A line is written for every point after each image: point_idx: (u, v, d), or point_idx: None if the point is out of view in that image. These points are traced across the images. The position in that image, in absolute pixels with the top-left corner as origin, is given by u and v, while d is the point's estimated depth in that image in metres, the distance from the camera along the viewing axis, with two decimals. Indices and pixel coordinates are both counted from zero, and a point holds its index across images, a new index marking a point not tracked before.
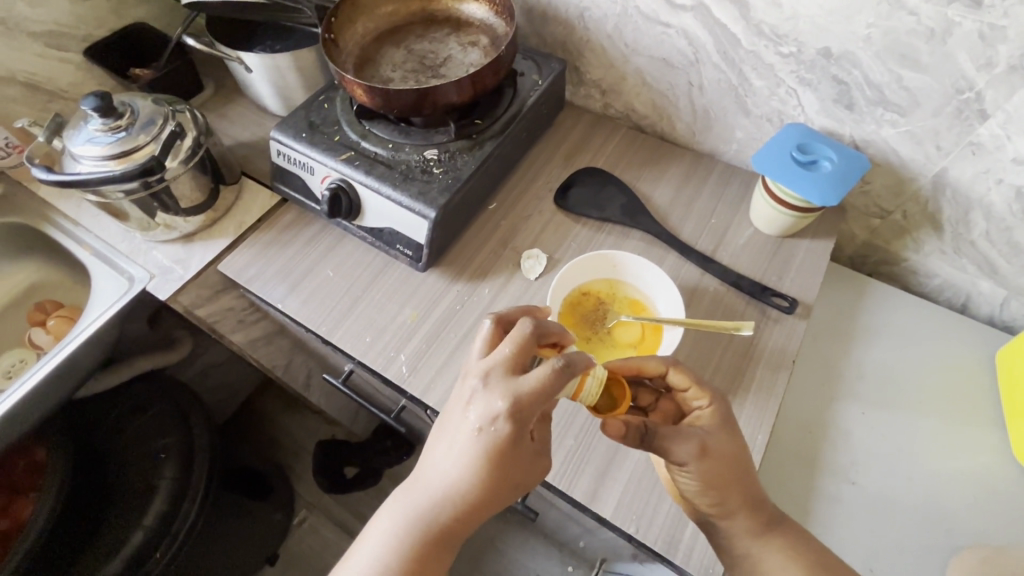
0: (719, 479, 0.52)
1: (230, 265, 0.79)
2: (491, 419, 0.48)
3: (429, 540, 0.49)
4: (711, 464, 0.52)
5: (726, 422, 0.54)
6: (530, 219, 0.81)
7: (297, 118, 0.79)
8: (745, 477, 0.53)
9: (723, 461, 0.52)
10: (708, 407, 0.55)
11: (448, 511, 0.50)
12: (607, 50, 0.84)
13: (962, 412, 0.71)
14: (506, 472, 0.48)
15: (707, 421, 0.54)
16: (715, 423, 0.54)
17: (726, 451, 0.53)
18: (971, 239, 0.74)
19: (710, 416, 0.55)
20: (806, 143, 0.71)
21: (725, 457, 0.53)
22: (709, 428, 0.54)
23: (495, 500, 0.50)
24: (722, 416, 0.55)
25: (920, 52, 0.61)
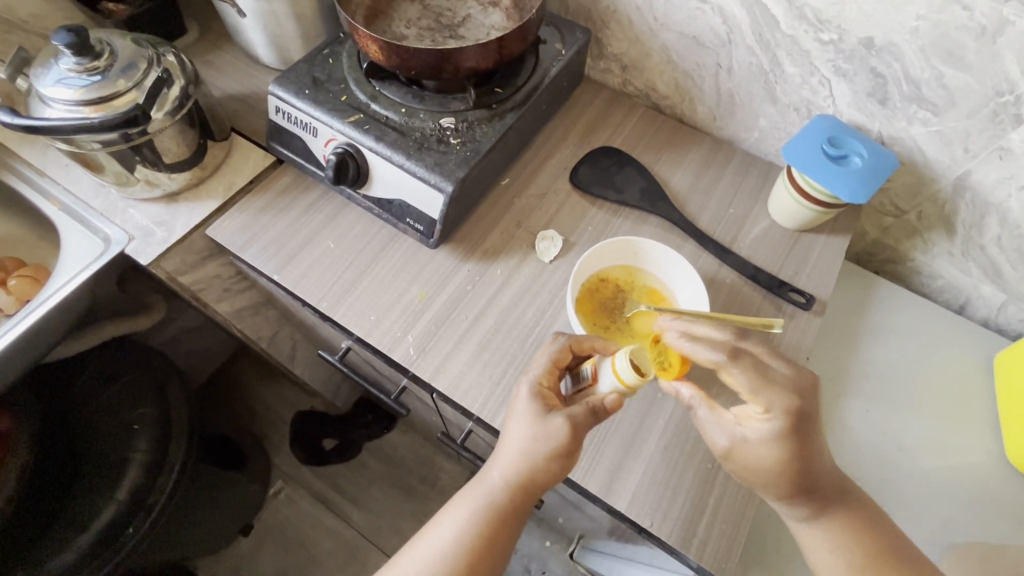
0: (754, 476, 0.53)
1: (220, 230, 0.73)
2: (520, 399, 0.57)
3: (491, 520, 0.57)
4: (743, 462, 0.52)
5: (776, 437, 0.50)
6: (545, 198, 0.77)
7: (298, 72, 0.72)
8: (791, 479, 0.52)
9: (757, 466, 0.52)
10: (764, 417, 0.51)
11: (503, 491, 0.57)
12: (634, 23, 0.79)
13: (959, 414, 0.73)
14: (546, 453, 0.55)
15: (755, 430, 0.51)
16: (762, 435, 0.51)
17: (763, 459, 0.51)
18: (981, 243, 0.74)
19: (763, 425, 0.51)
20: (837, 137, 0.69)
21: (760, 465, 0.51)
22: (751, 436, 0.51)
23: (538, 478, 0.56)
24: (772, 431, 0.50)
25: (966, 50, 0.60)
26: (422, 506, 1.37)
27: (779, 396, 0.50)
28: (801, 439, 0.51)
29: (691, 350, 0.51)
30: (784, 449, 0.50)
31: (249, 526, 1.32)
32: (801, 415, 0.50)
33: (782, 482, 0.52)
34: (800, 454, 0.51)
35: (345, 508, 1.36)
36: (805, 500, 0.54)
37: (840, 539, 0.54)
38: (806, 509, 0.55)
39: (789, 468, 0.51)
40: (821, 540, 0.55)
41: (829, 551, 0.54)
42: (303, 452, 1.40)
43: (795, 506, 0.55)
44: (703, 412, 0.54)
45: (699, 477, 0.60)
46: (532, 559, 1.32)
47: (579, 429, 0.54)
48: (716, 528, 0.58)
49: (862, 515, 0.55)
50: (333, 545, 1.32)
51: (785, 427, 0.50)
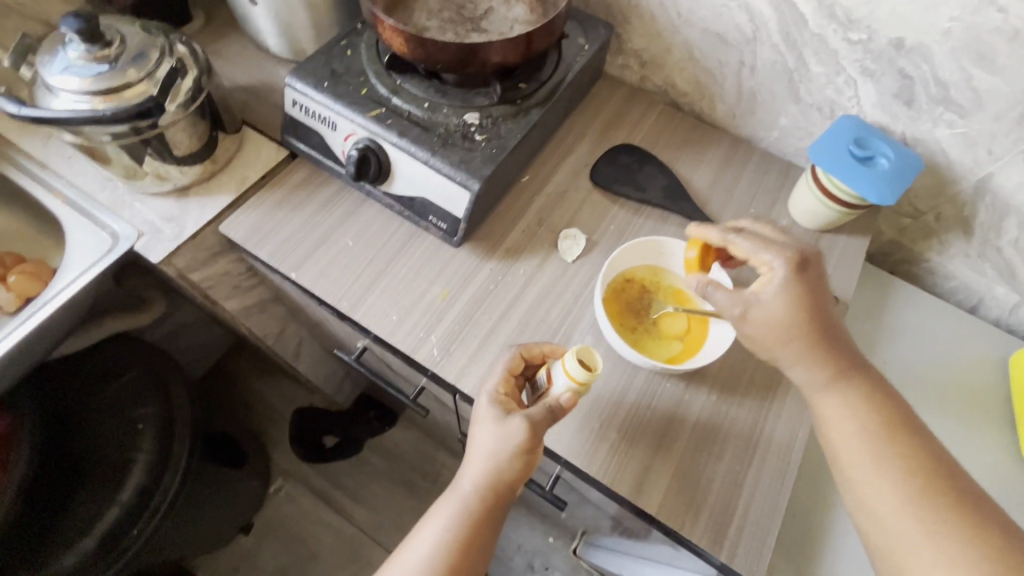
0: (771, 334, 0.55)
1: (234, 226, 0.70)
2: (479, 407, 0.58)
3: (466, 528, 0.56)
4: (761, 321, 0.55)
5: (784, 287, 0.55)
6: (565, 197, 0.76)
7: (316, 64, 0.70)
8: (816, 327, 0.55)
9: (774, 323, 0.55)
10: (769, 269, 0.57)
11: (473, 497, 0.56)
12: (656, 19, 0.78)
13: (975, 415, 0.74)
14: (509, 452, 0.55)
15: (769, 281, 0.56)
16: (772, 286, 0.56)
17: (777, 312, 0.55)
18: (998, 245, 0.75)
19: (773, 278, 0.56)
20: (862, 138, 0.69)
21: (773, 319, 0.55)
22: (764, 294, 0.56)
23: (504, 479, 0.56)
24: (781, 279, 0.56)
25: (998, 52, 0.60)
26: (424, 503, 1.36)
27: (779, 249, 0.57)
28: (808, 288, 0.55)
29: (702, 234, 0.62)
30: (796, 297, 0.55)
31: (250, 523, 1.31)
32: (803, 265, 0.56)
33: (800, 337, 0.54)
34: (809, 304, 0.55)
35: (348, 505, 1.34)
36: (824, 361, 0.55)
37: (858, 408, 0.53)
38: (826, 373, 0.54)
39: (803, 316, 0.55)
40: (842, 408, 0.53)
41: (851, 420, 0.53)
42: (304, 449, 1.37)
43: (815, 369, 0.55)
44: (718, 293, 0.57)
45: (726, 477, 0.59)
46: (535, 555, 1.30)
47: (537, 427, 0.54)
48: (747, 530, 0.57)
49: (881, 389, 0.54)
50: (334, 542, 1.31)
51: (791, 271, 0.56)
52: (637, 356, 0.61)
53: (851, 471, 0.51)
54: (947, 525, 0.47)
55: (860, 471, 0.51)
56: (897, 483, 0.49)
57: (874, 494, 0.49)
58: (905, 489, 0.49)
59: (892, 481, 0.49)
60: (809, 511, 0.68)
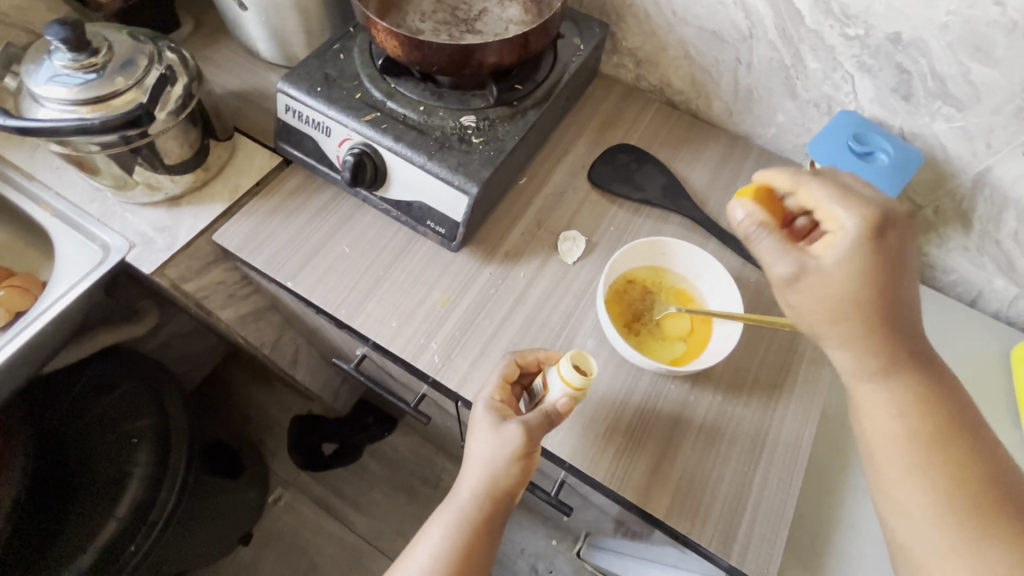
0: (823, 310, 0.49)
1: (228, 236, 0.69)
2: (476, 414, 0.57)
3: (466, 538, 0.55)
4: (817, 289, 0.49)
5: (853, 254, 0.48)
6: (563, 198, 0.75)
7: (309, 69, 0.69)
8: (881, 305, 0.48)
9: (832, 295, 0.48)
10: (840, 229, 0.49)
11: (472, 506, 0.55)
12: (651, 17, 0.78)
13: (978, 409, 0.74)
14: (507, 458, 0.54)
15: (839, 240, 0.48)
16: (839, 254, 0.48)
17: (837, 283, 0.48)
18: (997, 238, 0.74)
19: (843, 237, 0.48)
20: (861, 134, 0.69)
21: (831, 290, 0.48)
22: (827, 262, 0.48)
23: (502, 485, 0.55)
24: (850, 245, 0.48)
25: (996, 46, 0.60)
26: (424, 509, 1.34)
27: (857, 206, 0.49)
28: (881, 260, 0.48)
29: (768, 176, 0.54)
30: (864, 268, 0.47)
31: (249, 534, 1.29)
32: (883, 233, 0.48)
33: (859, 319, 0.48)
34: (881, 280, 0.48)
35: (348, 513, 1.33)
36: (879, 347, 0.49)
37: (904, 405, 0.48)
38: (878, 364, 0.49)
39: (867, 296, 0.48)
40: (886, 404, 0.49)
41: (892, 417, 0.48)
42: (303, 458, 1.36)
43: (867, 357, 0.49)
44: (771, 245, 0.49)
45: (734, 480, 0.59)
46: (538, 559, 1.29)
47: (533, 433, 0.54)
48: (756, 532, 0.57)
49: (935, 381, 0.49)
50: (335, 552, 1.29)
51: (864, 235, 0.48)
52: (641, 358, 0.60)
53: (885, 474, 0.48)
54: (984, 538, 0.44)
55: (895, 475, 0.48)
56: (934, 489, 0.46)
57: (910, 503, 0.46)
58: (942, 495, 0.46)
59: (930, 491, 0.46)
60: (816, 509, 0.67)
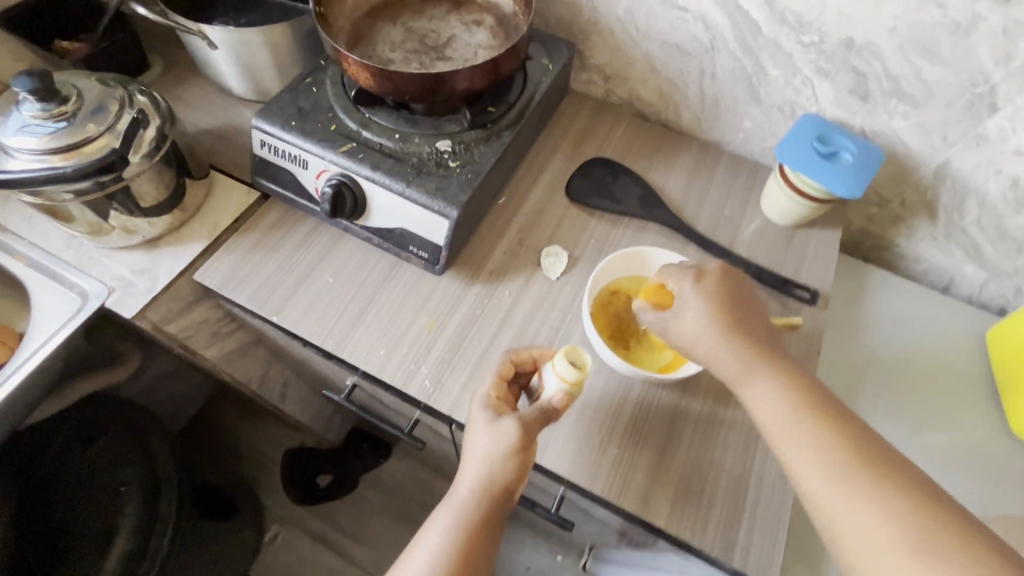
0: (689, 348, 0.56)
1: (208, 275, 0.69)
2: (472, 411, 0.56)
3: (466, 538, 0.53)
4: (678, 334, 0.56)
5: (702, 297, 0.56)
6: (543, 215, 0.76)
7: (283, 104, 0.69)
8: (741, 319, 0.55)
9: (694, 333, 0.55)
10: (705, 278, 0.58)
11: (471, 504, 0.54)
12: (616, 34, 0.80)
13: (960, 391, 0.74)
14: (504, 453, 0.53)
15: (698, 288, 0.57)
16: (702, 295, 0.56)
17: (698, 318, 0.55)
18: (962, 226, 0.77)
19: (689, 284, 0.57)
20: (825, 134, 0.71)
21: (690, 330, 0.56)
22: (682, 309, 0.57)
23: (500, 481, 0.54)
24: (696, 290, 0.57)
25: (943, 45, 0.63)
26: None
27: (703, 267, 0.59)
28: (728, 296, 0.57)
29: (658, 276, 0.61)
30: (714, 304, 0.56)
31: None
32: (728, 279, 0.58)
33: (715, 333, 0.54)
34: (729, 307, 0.56)
35: (348, 546, 1.30)
36: (739, 350, 0.54)
37: (780, 390, 0.51)
38: (741, 363, 0.53)
39: (727, 319, 0.55)
40: (768, 395, 0.52)
41: (778, 403, 0.51)
42: (298, 492, 1.32)
43: (729, 361, 0.54)
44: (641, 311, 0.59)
45: (732, 480, 0.59)
46: None
47: (530, 427, 0.53)
48: (756, 534, 0.57)
49: (794, 369, 0.53)
50: None
51: (693, 282, 0.57)
52: (630, 368, 0.61)
53: (785, 453, 0.49)
54: (882, 504, 0.45)
55: (795, 457, 0.48)
56: (828, 458, 0.47)
57: (810, 478, 0.47)
58: (835, 464, 0.47)
59: (826, 464, 0.47)
60: None
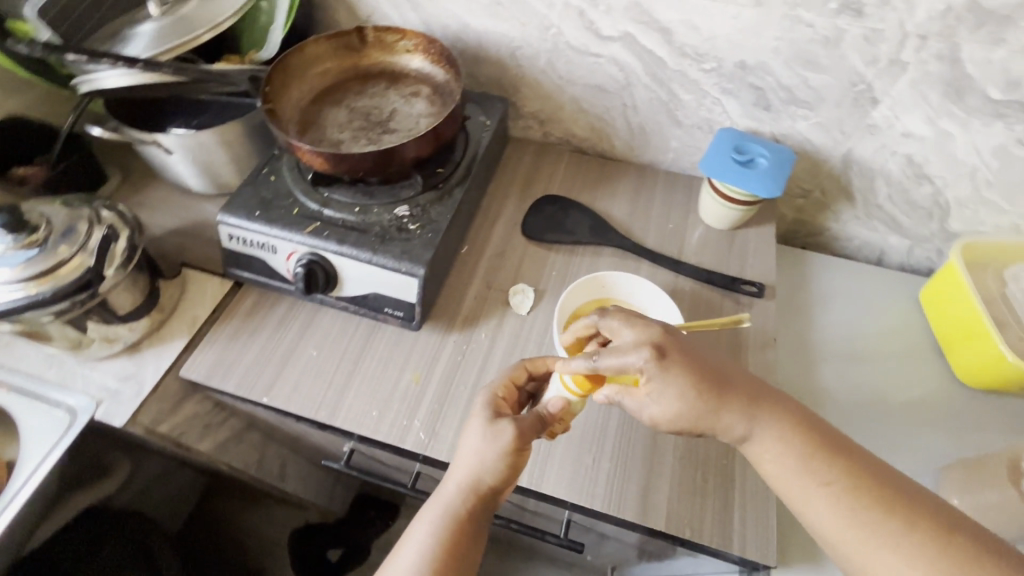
0: (678, 425, 0.54)
1: (194, 369, 0.71)
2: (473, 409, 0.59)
3: (453, 531, 0.54)
4: (667, 420, 0.54)
5: (666, 386, 0.52)
6: (505, 256, 0.82)
7: (244, 196, 0.73)
8: (720, 388, 0.53)
9: (675, 416, 0.53)
10: (647, 366, 0.51)
11: (460, 499, 0.55)
12: (542, 84, 0.88)
13: (908, 352, 0.80)
14: (496, 453, 0.55)
15: (653, 376, 0.52)
16: (658, 385, 0.52)
17: (672, 406, 0.53)
18: (878, 203, 0.85)
19: (648, 376, 0.52)
20: (741, 145, 0.79)
21: (676, 415, 0.53)
22: (654, 399, 0.53)
23: (490, 478, 0.55)
24: (657, 380, 0.52)
25: (820, 56, 0.72)
26: None
27: (633, 344, 0.52)
28: (685, 370, 0.52)
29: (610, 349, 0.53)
30: (678, 379, 0.52)
31: None
32: (663, 349, 0.52)
33: (707, 408, 0.52)
34: (695, 378, 0.52)
35: None
36: (738, 412, 0.53)
37: (784, 446, 0.52)
38: (743, 424, 0.53)
39: (698, 392, 0.52)
40: (772, 454, 0.52)
41: (784, 459, 0.52)
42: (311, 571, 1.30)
43: (728, 425, 0.53)
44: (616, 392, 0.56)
45: (719, 471, 0.64)
46: None
47: (523, 433, 0.55)
48: (749, 517, 0.61)
49: (794, 416, 0.53)
50: None
51: (658, 365, 0.51)
52: None
53: (800, 508, 0.51)
54: (900, 535, 0.47)
55: (811, 507, 0.51)
56: (841, 506, 0.49)
57: (828, 527, 0.50)
58: (851, 508, 0.49)
59: (839, 511, 0.49)
60: None
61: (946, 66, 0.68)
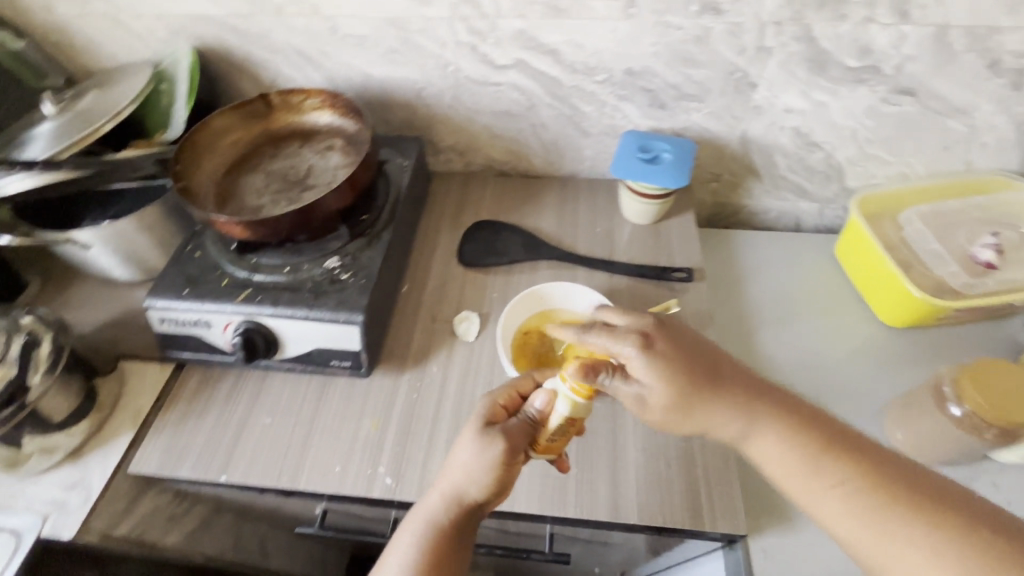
0: (672, 416, 0.56)
1: (145, 463, 0.68)
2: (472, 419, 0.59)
3: (433, 544, 0.55)
4: (657, 404, 0.56)
5: (652, 370, 0.55)
6: (446, 288, 0.83)
7: (170, 277, 0.73)
8: (711, 377, 0.56)
9: (665, 400, 0.55)
10: (630, 346, 0.55)
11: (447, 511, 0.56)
12: (453, 118, 0.91)
13: (836, 307, 0.85)
14: (489, 465, 0.55)
15: (636, 357, 0.55)
16: (645, 368, 0.55)
17: (659, 389, 0.55)
18: (782, 175, 0.92)
19: (635, 359, 0.55)
20: (645, 143, 0.84)
21: (666, 403, 0.55)
22: (643, 384, 0.56)
23: (479, 492, 0.56)
24: (642, 363, 0.55)
25: (695, 54, 0.78)
26: None
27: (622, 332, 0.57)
28: (672, 355, 0.56)
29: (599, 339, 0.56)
30: (665, 373, 0.55)
31: None
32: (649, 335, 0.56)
33: (698, 397, 0.55)
34: (685, 371, 0.55)
35: None
36: (734, 413, 0.55)
37: (785, 443, 0.53)
38: (740, 424, 0.55)
39: (690, 384, 0.55)
40: (773, 451, 0.53)
41: (786, 456, 0.53)
42: None
43: (727, 423, 0.55)
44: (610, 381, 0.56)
45: (680, 454, 0.66)
46: None
47: (513, 439, 0.56)
48: (715, 491, 0.63)
49: (797, 412, 0.55)
50: None
51: (644, 352, 0.55)
52: None
53: (810, 505, 0.52)
54: (917, 532, 0.47)
55: (820, 504, 0.51)
56: (849, 502, 0.49)
57: (838, 523, 0.50)
58: (860, 503, 0.49)
59: (848, 509, 0.49)
60: None
61: (804, 46, 0.75)
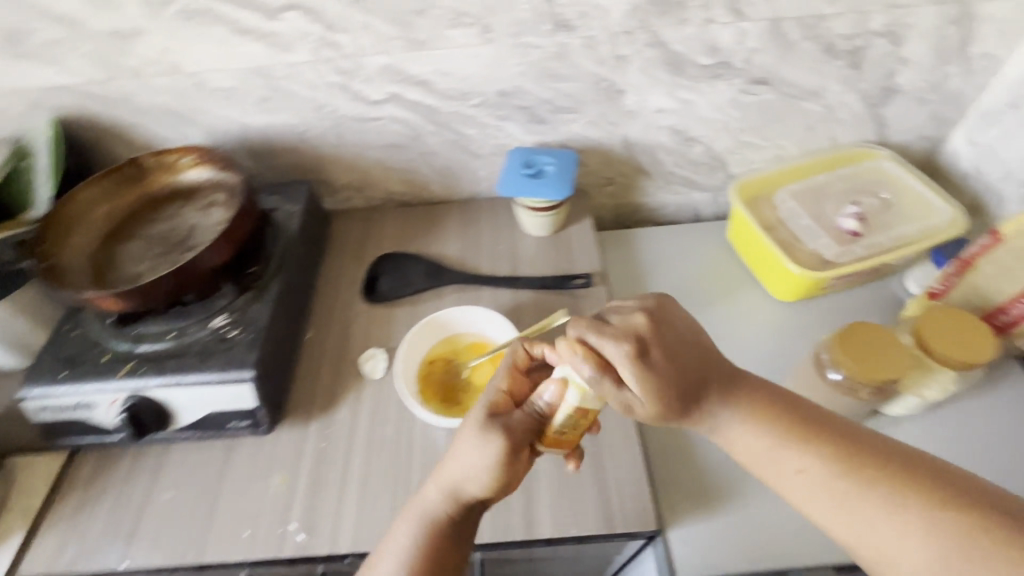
0: (655, 400, 0.53)
1: (37, 563, 0.64)
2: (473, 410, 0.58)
3: (434, 539, 0.53)
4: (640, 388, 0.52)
5: (638, 351, 0.52)
6: (352, 328, 0.82)
7: (46, 361, 0.69)
8: (696, 358, 0.54)
9: (653, 381, 0.52)
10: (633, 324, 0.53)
11: (450, 507, 0.54)
12: (341, 156, 0.90)
13: (733, 290, 0.89)
14: (490, 457, 0.54)
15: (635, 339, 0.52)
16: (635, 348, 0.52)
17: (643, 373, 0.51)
18: (670, 171, 0.95)
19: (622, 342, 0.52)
20: (529, 159, 0.86)
21: (653, 383, 0.52)
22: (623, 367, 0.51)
23: (482, 484, 0.54)
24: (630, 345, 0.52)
25: (559, 69, 0.81)
26: None
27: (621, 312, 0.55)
28: (668, 336, 0.54)
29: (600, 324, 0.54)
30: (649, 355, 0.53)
31: None
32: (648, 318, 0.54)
33: (681, 379, 0.52)
34: (672, 351, 0.53)
35: None
36: (703, 399, 0.54)
37: (755, 427, 0.53)
38: (708, 410, 0.54)
39: (675, 366, 0.53)
40: (743, 434, 0.53)
41: (755, 439, 0.52)
42: None
43: (696, 410, 0.55)
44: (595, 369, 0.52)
45: (588, 460, 0.67)
46: None
47: (513, 433, 0.54)
48: (624, 491, 0.65)
49: (770, 396, 0.54)
50: None
51: (641, 329, 0.53)
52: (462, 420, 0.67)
53: (783, 487, 0.51)
54: (892, 512, 0.45)
55: (793, 486, 0.50)
56: (822, 483, 0.48)
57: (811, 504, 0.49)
58: (834, 485, 0.48)
59: (821, 489, 0.48)
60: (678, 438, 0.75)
61: (657, 50, 0.79)
